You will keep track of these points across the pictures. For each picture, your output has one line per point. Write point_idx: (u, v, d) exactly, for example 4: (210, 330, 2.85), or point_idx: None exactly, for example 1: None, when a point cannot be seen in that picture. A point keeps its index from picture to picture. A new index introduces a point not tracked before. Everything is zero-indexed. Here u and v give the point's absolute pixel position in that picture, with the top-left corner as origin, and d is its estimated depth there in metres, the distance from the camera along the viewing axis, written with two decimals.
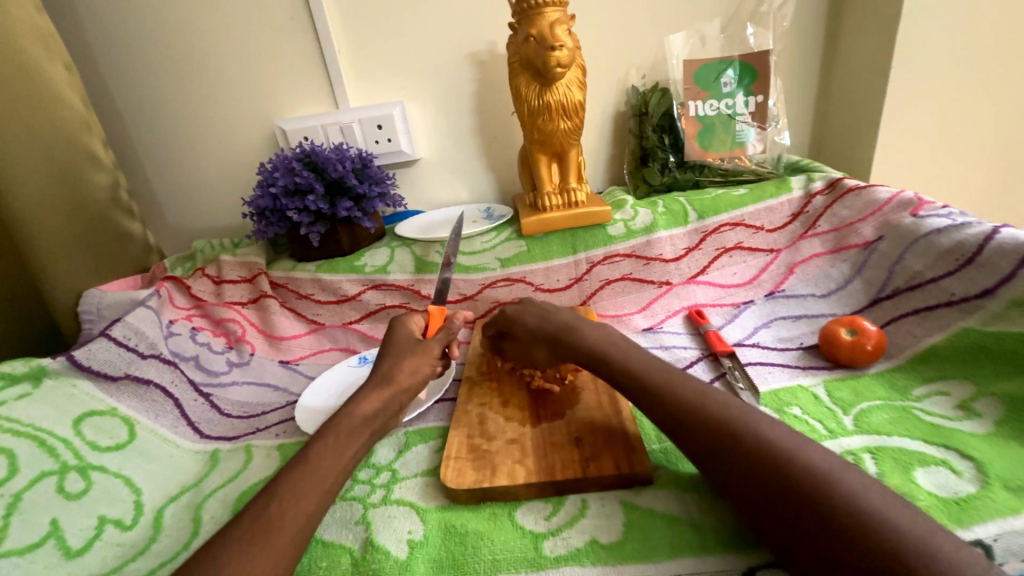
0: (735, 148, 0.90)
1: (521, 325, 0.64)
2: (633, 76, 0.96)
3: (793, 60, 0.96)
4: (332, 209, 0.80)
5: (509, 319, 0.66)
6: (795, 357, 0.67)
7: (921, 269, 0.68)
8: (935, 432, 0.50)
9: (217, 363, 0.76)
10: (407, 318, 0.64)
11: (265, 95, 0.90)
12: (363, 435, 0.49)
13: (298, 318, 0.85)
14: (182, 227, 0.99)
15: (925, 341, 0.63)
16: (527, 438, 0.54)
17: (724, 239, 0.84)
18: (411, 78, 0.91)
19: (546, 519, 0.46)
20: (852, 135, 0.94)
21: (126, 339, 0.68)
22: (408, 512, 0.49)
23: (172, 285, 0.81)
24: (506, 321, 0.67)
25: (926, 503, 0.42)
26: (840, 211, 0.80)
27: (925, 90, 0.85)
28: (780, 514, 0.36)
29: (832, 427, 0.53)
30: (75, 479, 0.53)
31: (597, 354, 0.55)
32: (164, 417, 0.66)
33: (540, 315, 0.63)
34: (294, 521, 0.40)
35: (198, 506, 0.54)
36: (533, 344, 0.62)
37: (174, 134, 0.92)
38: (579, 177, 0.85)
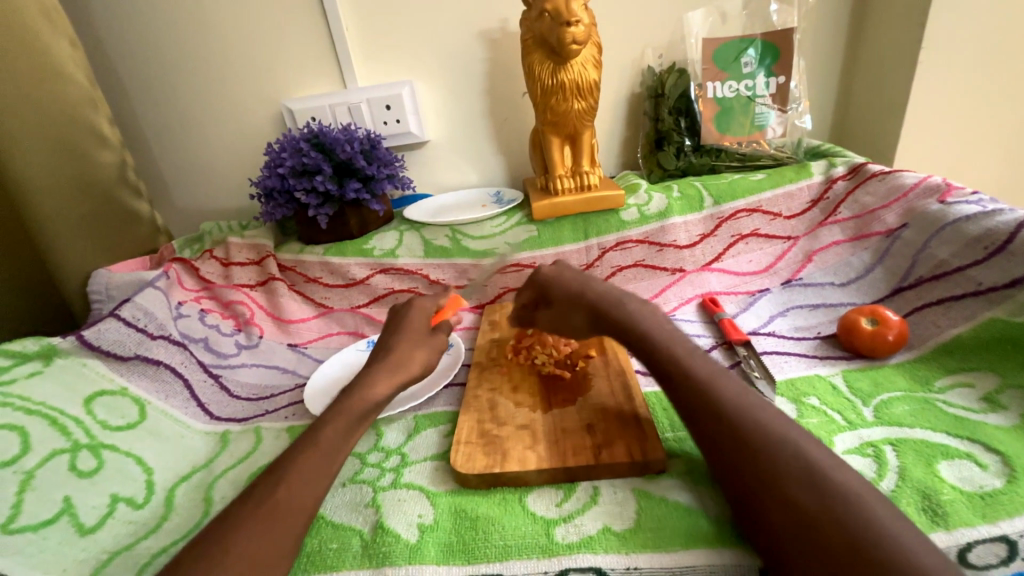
0: (754, 131, 0.88)
1: (560, 286, 0.61)
2: (649, 56, 0.93)
3: (818, 38, 0.92)
4: (340, 191, 0.78)
5: (546, 277, 0.62)
6: (812, 346, 0.66)
7: (947, 258, 0.65)
8: (958, 424, 0.49)
9: (226, 345, 0.76)
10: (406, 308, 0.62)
11: (271, 72, 0.88)
12: (362, 425, 0.48)
13: (306, 301, 0.85)
14: (190, 209, 0.98)
15: (950, 331, 0.61)
16: (538, 424, 0.54)
17: (740, 225, 0.82)
18: (420, 57, 0.89)
19: (558, 505, 0.46)
20: (877, 118, 0.90)
21: (135, 319, 0.68)
22: (418, 496, 0.49)
23: (181, 266, 0.81)
24: (541, 280, 0.63)
25: (949, 497, 0.41)
26: (862, 197, 0.77)
27: (955, 71, 0.81)
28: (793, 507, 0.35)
29: (851, 418, 0.52)
30: (87, 457, 0.54)
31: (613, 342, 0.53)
32: (175, 398, 0.66)
33: (580, 281, 0.60)
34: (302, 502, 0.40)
35: (209, 486, 0.54)
36: (571, 310, 0.59)
37: (180, 113, 0.90)
38: (592, 160, 0.83)
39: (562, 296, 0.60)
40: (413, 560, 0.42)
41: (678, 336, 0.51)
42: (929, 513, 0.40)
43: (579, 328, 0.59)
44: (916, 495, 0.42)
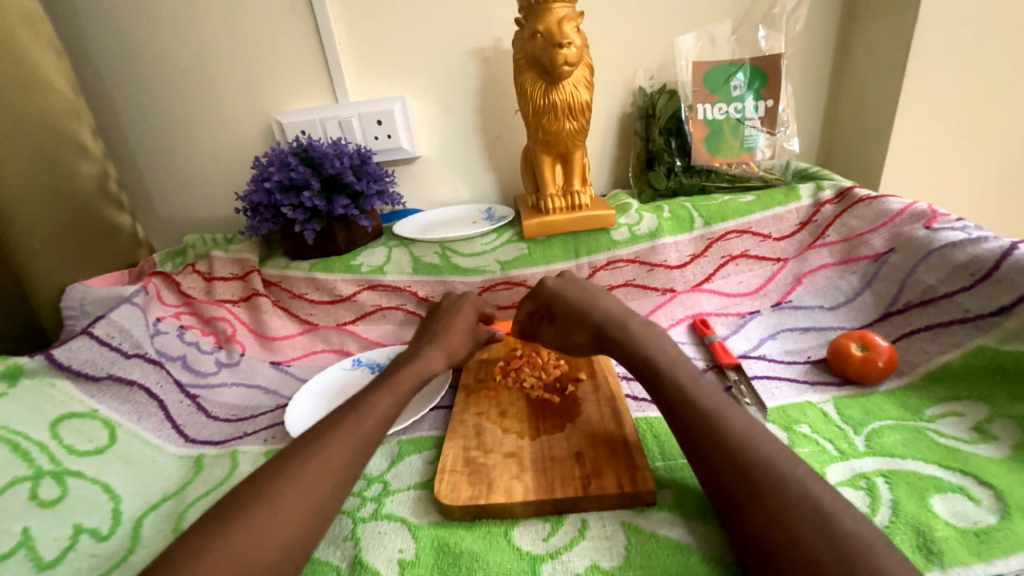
0: (744, 153, 0.88)
1: (564, 304, 0.63)
2: (640, 77, 0.94)
3: (805, 63, 0.93)
4: (328, 206, 0.77)
5: (551, 294, 0.65)
6: (803, 371, 0.65)
7: (935, 283, 0.66)
8: (950, 455, 0.48)
9: (206, 363, 0.73)
10: (453, 304, 0.71)
11: (261, 85, 0.87)
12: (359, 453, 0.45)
13: (291, 318, 0.83)
14: (174, 221, 0.96)
15: (939, 358, 0.61)
16: (525, 452, 0.52)
17: (730, 246, 0.82)
18: (413, 73, 0.88)
19: (545, 540, 0.44)
20: (863, 143, 0.92)
21: (108, 337, 0.65)
22: (399, 529, 0.47)
23: (161, 280, 0.79)
24: (547, 297, 0.65)
25: (943, 534, 0.40)
26: (850, 221, 0.78)
27: (938, 99, 0.83)
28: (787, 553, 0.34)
29: (843, 448, 0.51)
30: (50, 485, 0.51)
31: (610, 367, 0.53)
32: (148, 420, 0.63)
33: (585, 299, 0.62)
34: (279, 533, 0.39)
35: (179, 515, 0.52)
36: (575, 328, 0.61)
37: (166, 123, 0.89)
38: (583, 179, 0.83)
39: (565, 313, 0.62)
40: None
41: (669, 363, 0.50)
42: (924, 551, 0.39)
43: (581, 347, 0.60)
44: (910, 532, 0.41)
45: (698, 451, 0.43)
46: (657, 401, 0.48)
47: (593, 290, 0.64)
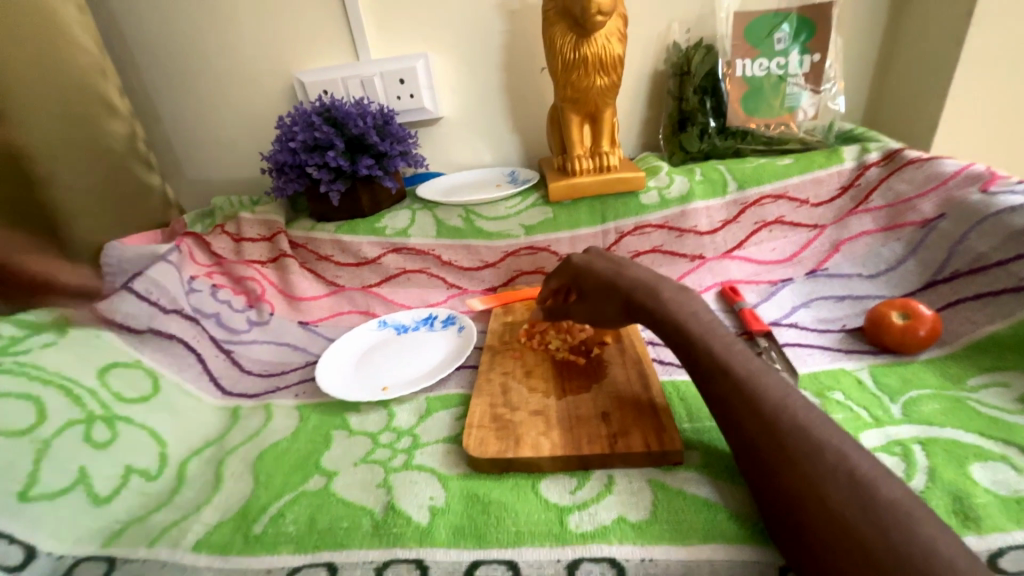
0: (784, 113, 0.83)
1: (590, 278, 0.61)
2: (675, 31, 0.88)
3: (859, 13, 0.86)
4: (352, 166, 0.76)
5: (576, 270, 0.64)
6: (837, 339, 0.63)
7: (988, 251, 0.62)
8: (993, 424, 0.47)
9: (238, 321, 0.76)
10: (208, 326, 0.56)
11: (281, 42, 0.85)
12: None
13: (317, 280, 0.84)
14: (202, 183, 0.97)
15: (985, 328, 0.58)
16: (552, 410, 0.53)
17: (765, 212, 0.79)
18: (436, 28, 0.85)
19: (571, 493, 0.45)
20: (916, 101, 0.85)
21: (147, 293, 0.68)
22: (429, 478, 0.48)
23: (192, 241, 0.80)
24: (573, 273, 0.64)
25: (983, 501, 0.40)
26: (897, 185, 0.73)
27: (1007, 51, 0.76)
28: (814, 515, 0.34)
29: (878, 415, 0.50)
30: (101, 429, 0.53)
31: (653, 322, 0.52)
32: (187, 371, 0.66)
33: (611, 270, 0.59)
34: None
35: (221, 461, 0.55)
36: (603, 301, 0.58)
37: (190, 83, 0.88)
38: (612, 140, 0.80)
39: (592, 287, 0.60)
40: (424, 543, 0.42)
41: (703, 327, 0.49)
42: (960, 517, 0.39)
43: (610, 319, 0.58)
44: (946, 497, 0.40)
45: (727, 417, 0.42)
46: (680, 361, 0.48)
47: (626, 263, 0.61)
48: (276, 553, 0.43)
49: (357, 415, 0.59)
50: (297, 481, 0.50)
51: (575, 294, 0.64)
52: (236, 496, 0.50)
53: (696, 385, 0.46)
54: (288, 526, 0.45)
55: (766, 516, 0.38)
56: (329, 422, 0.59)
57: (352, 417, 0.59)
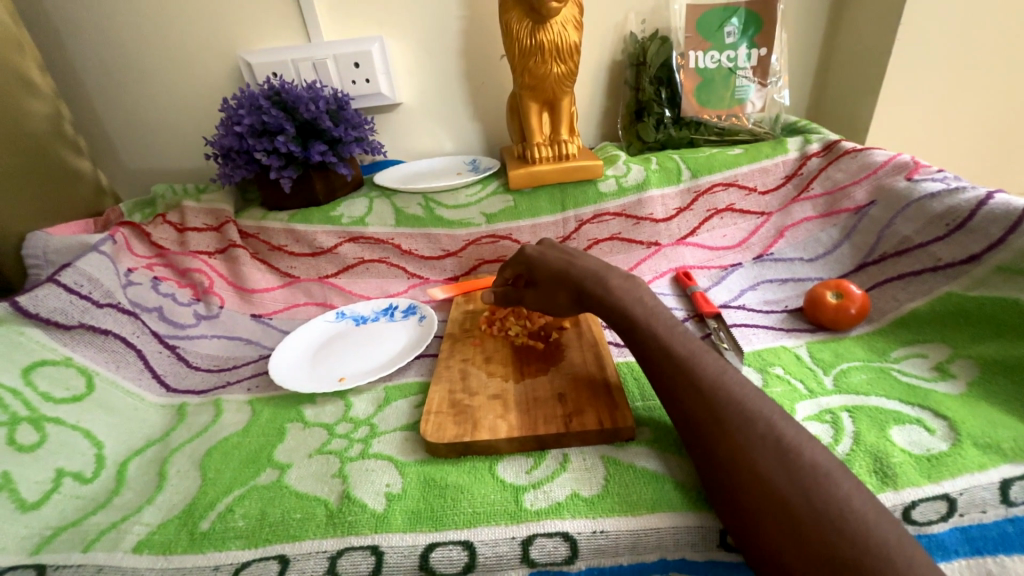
0: (734, 105, 0.86)
1: (544, 267, 0.62)
2: (632, 22, 0.89)
3: (802, 10, 0.90)
4: (304, 152, 0.73)
5: (531, 257, 0.64)
6: (780, 319, 0.67)
7: (911, 234, 0.67)
8: (910, 391, 0.51)
9: (183, 315, 0.72)
10: None
11: (224, 20, 0.81)
12: None
13: (271, 271, 0.81)
14: (141, 170, 0.91)
15: (908, 305, 0.63)
16: (509, 394, 0.53)
17: (716, 200, 0.82)
18: (390, 10, 0.83)
19: (527, 472, 0.46)
20: (853, 95, 0.90)
21: (77, 286, 0.62)
22: (386, 466, 0.48)
23: (129, 231, 0.75)
24: (528, 262, 0.64)
25: (899, 460, 0.43)
26: (835, 174, 0.78)
27: (930, 49, 0.81)
28: (745, 482, 0.36)
29: (812, 387, 0.54)
30: (28, 431, 0.50)
31: (601, 310, 0.53)
32: (127, 369, 0.62)
33: (564, 258, 0.60)
34: None
35: (165, 460, 0.52)
36: (558, 288, 0.59)
37: (122, 61, 0.82)
38: (571, 129, 0.80)
39: (547, 275, 0.61)
40: (380, 529, 0.42)
41: (653, 310, 0.50)
42: (879, 476, 0.42)
43: (563, 307, 0.59)
44: (867, 459, 0.44)
45: (670, 395, 0.44)
46: (630, 343, 0.49)
47: (579, 252, 0.62)
48: (224, 550, 0.42)
49: (313, 407, 0.58)
50: (247, 476, 0.49)
51: (531, 281, 0.65)
52: (180, 495, 0.48)
53: (644, 366, 0.48)
54: (237, 521, 0.44)
55: (706, 485, 0.41)
56: (283, 414, 0.57)
57: (307, 410, 0.57)
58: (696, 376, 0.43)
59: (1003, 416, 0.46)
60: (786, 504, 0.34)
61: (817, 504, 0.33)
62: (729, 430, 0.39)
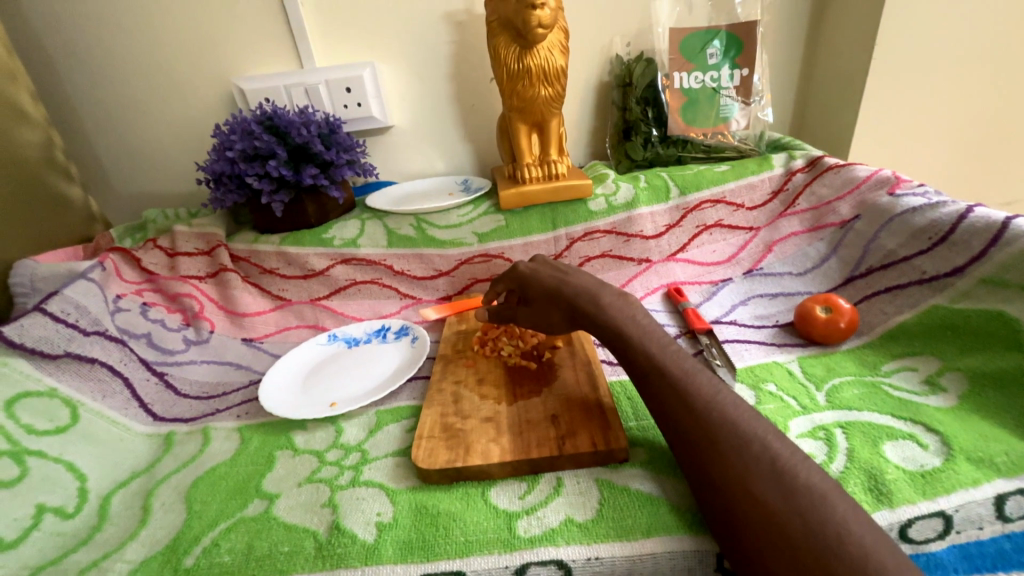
0: (719, 123, 0.88)
1: (536, 285, 0.62)
2: (618, 45, 0.92)
3: (781, 32, 0.93)
4: (296, 176, 0.74)
5: (523, 276, 0.65)
6: (771, 334, 0.67)
7: (895, 248, 0.68)
8: (902, 406, 0.51)
9: (172, 341, 0.71)
10: None
11: (218, 48, 0.82)
12: None
13: (262, 294, 0.81)
14: (133, 195, 0.91)
15: (896, 318, 0.63)
16: (502, 417, 0.53)
17: (705, 216, 0.83)
18: (381, 37, 0.84)
19: (521, 498, 0.45)
20: (834, 113, 0.93)
21: (64, 313, 0.61)
22: (377, 494, 0.47)
23: (118, 256, 0.74)
24: (520, 280, 0.65)
25: (894, 477, 0.43)
26: (819, 190, 0.79)
27: (905, 68, 0.84)
28: (740, 506, 0.36)
29: (805, 403, 0.54)
30: (8, 465, 0.49)
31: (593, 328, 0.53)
32: (113, 398, 0.61)
33: (556, 277, 0.61)
34: None
35: (150, 492, 0.51)
36: (550, 307, 0.59)
37: (116, 89, 0.83)
38: (560, 149, 0.82)
39: (539, 294, 0.61)
40: (370, 561, 0.41)
41: (644, 329, 0.50)
42: (874, 493, 0.42)
43: (556, 326, 0.59)
44: (862, 476, 0.44)
45: (662, 416, 0.44)
46: (622, 363, 0.49)
47: (571, 270, 0.62)
48: None
49: (303, 434, 0.57)
50: (234, 508, 0.47)
51: (523, 301, 0.65)
52: (165, 529, 0.46)
53: (637, 386, 0.47)
54: (223, 556, 0.42)
55: (701, 508, 0.40)
56: (272, 442, 0.56)
57: (297, 436, 0.56)
58: (687, 399, 0.43)
59: (994, 429, 0.46)
60: (782, 528, 0.34)
61: (813, 528, 0.33)
62: (725, 451, 0.39)
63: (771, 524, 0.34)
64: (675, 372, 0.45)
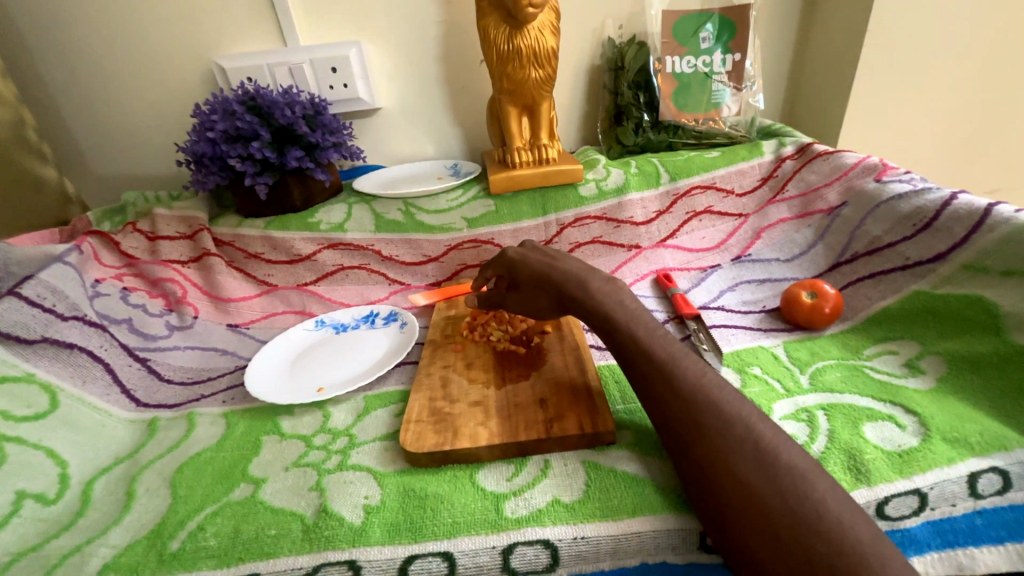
0: (711, 109, 0.88)
1: (525, 270, 0.61)
2: (610, 27, 0.90)
3: (775, 17, 0.92)
4: (280, 158, 0.72)
5: (512, 261, 0.64)
6: (758, 319, 0.68)
7: (881, 234, 0.69)
8: (883, 388, 0.52)
9: (155, 327, 0.70)
10: None
11: (196, 23, 0.79)
12: None
13: (247, 279, 0.79)
14: (110, 177, 0.88)
15: (879, 303, 0.64)
16: (490, 401, 0.53)
17: (695, 202, 0.83)
18: (367, 15, 0.82)
19: (508, 480, 0.45)
20: (825, 99, 0.93)
21: (40, 298, 0.59)
22: (365, 477, 0.47)
23: (96, 240, 0.72)
24: (509, 265, 0.64)
25: (872, 456, 0.44)
26: (808, 176, 0.79)
27: (896, 54, 0.84)
28: (723, 486, 0.37)
29: (789, 386, 0.55)
30: None
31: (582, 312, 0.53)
32: (93, 384, 0.60)
33: (544, 262, 0.60)
34: None
35: (133, 477, 0.50)
36: (539, 291, 0.59)
37: (89, 65, 0.80)
38: (551, 133, 0.81)
39: (528, 278, 0.61)
40: (357, 543, 0.41)
41: (632, 314, 0.50)
42: (854, 472, 0.43)
43: (545, 311, 0.59)
44: (842, 456, 0.45)
45: (648, 399, 0.44)
46: (609, 348, 0.49)
47: (560, 255, 0.62)
48: (195, 570, 0.40)
49: (290, 419, 0.56)
50: (220, 492, 0.47)
51: (512, 286, 0.65)
52: (149, 514, 0.46)
53: (624, 369, 0.48)
54: (208, 540, 0.42)
55: (685, 489, 0.41)
56: (259, 427, 0.55)
57: (284, 421, 0.56)
58: (674, 382, 0.43)
59: (969, 410, 0.47)
60: (764, 507, 0.34)
61: (793, 506, 0.34)
62: (710, 432, 0.39)
63: (754, 503, 0.35)
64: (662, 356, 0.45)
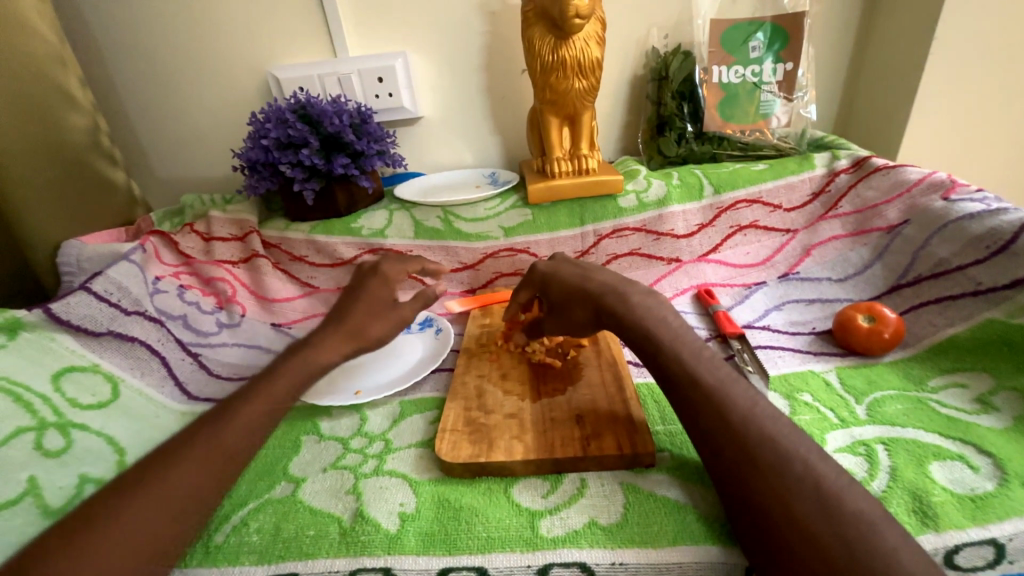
0: (758, 120, 0.85)
1: (562, 281, 0.61)
2: (654, 37, 0.89)
3: (830, 25, 0.88)
4: (327, 165, 0.74)
5: (548, 272, 0.64)
6: (807, 342, 0.65)
7: (948, 256, 0.64)
8: (950, 424, 0.48)
9: (206, 323, 0.73)
10: None
11: (255, 36, 0.83)
12: None
13: (291, 281, 0.82)
14: (171, 179, 0.94)
15: (945, 331, 0.60)
16: (525, 414, 0.52)
17: (740, 216, 0.80)
18: (414, 27, 0.84)
19: (543, 497, 0.45)
20: (883, 111, 0.88)
21: (107, 294, 0.65)
22: (401, 484, 0.47)
23: (158, 239, 0.77)
24: (545, 275, 0.64)
25: (940, 499, 0.41)
26: (864, 192, 0.75)
27: (967, 64, 0.79)
28: (777, 521, 0.35)
29: (844, 416, 0.51)
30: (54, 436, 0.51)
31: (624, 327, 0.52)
32: (151, 375, 0.64)
33: (581, 274, 0.60)
34: None
35: None
36: (575, 303, 0.58)
37: (158, 75, 0.85)
38: (592, 144, 0.80)
39: (566, 290, 0.60)
40: (393, 550, 0.41)
41: (676, 333, 0.49)
42: (919, 515, 0.40)
43: (581, 324, 0.58)
44: (905, 497, 0.42)
45: (692, 424, 0.42)
46: (651, 367, 0.48)
47: (598, 267, 0.61)
48: (237, 565, 0.42)
49: (329, 420, 0.58)
50: (262, 489, 0.49)
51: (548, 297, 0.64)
52: None
53: (667, 390, 0.46)
54: (251, 535, 0.44)
55: (731, 520, 0.39)
56: (299, 427, 0.57)
57: (322, 422, 0.57)
58: (722, 406, 0.41)
59: None
60: (823, 547, 0.32)
61: (856, 549, 0.32)
62: (763, 463, 0.37)
63: (812, 542, 0.33)
64: (709, 379, 0.43)
